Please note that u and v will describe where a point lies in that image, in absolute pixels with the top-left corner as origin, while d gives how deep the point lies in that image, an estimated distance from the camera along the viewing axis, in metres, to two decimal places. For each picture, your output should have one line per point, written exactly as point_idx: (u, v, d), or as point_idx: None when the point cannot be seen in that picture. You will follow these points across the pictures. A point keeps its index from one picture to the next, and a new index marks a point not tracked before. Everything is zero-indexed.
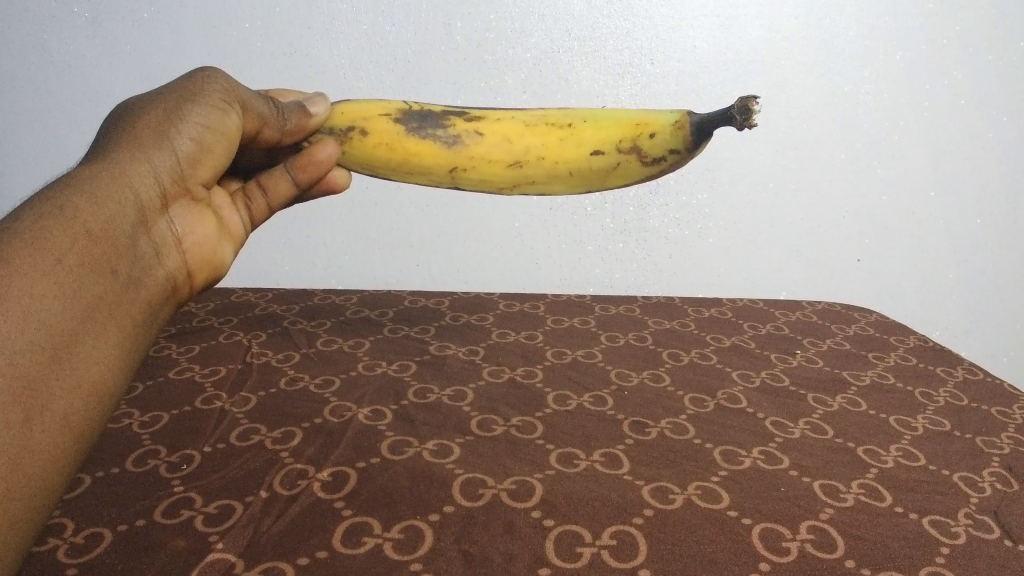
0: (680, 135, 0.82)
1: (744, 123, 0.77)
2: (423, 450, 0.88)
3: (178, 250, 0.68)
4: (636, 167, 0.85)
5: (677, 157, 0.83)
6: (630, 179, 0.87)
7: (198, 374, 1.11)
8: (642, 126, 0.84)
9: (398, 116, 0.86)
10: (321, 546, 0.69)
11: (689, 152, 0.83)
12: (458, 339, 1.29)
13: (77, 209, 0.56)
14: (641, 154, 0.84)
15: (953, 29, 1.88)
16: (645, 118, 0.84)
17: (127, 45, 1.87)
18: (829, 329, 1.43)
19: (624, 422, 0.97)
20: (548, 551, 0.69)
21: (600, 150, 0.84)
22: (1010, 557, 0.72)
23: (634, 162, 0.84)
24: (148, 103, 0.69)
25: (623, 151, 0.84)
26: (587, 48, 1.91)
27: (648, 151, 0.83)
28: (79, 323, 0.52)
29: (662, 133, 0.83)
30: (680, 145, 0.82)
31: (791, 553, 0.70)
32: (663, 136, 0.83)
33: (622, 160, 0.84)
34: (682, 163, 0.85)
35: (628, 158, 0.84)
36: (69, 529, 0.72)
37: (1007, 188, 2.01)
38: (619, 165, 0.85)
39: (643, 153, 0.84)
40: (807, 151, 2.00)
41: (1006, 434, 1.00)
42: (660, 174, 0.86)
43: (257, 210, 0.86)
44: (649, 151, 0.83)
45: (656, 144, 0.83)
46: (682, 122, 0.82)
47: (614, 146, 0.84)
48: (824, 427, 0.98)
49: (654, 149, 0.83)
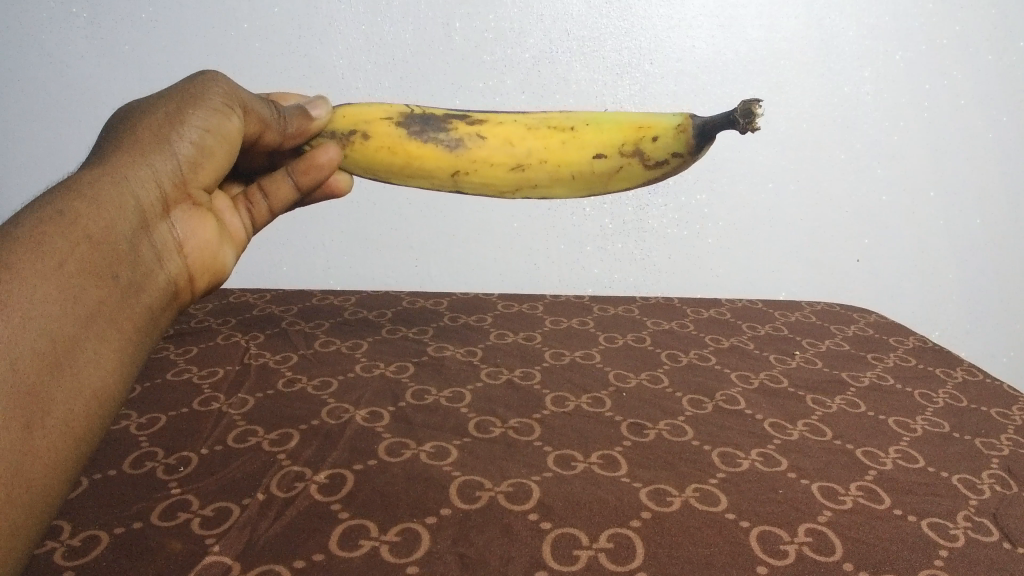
0: (682, 138, 0.82)
1: (748, 126, 0.77)
2: (420, 453, 0.88)
3: (179, 255, 0.68)
4: (638, 170, 0.84)
5: (680, 160, 0.83)
6: (632, 182, 0.86)
7: (196, 376, 1.11)
8: (644, 129, 0.83)
9: (400, 119, 0.86)
10: (318, 549, 0.69)
11: (691, 156, 0.83)
12: (457, 340, 1.29)
13: (77, 214, 0.56)
14: (643, 157, 0.83)
15: (954, 29, 1.88)
16: (648, 121, 0.84)
17: (126, 46, 1.86)
18: (828, 330, 1.43)
19: (622, 425, 0.96)
20: (546, 554, 0.69)
21: (602, 153, 0.84)
22: (1009, 559, 0.72)
23: (637, 165, 0.84)
24: (149, 107, 0.69)
25: (626, 153, 0.83)
26: (586, 48, 1.91)
27: (651, 154, 0.83)
28: (79, 328, 0.52)
29: (665, 136, 0.82)
30: (682, 148, 0.82)
31: (789, 556, 0.70)
32: (665, 139, 0.82)
33: (624, 163, 0.84)
34: (683, 166, 0.85)
35: (630, 161, 0.84)
36: (65, 532, 0.72)
37: (1007, 188, 2.00)
38: (620, 168, 0.84)
39: (646, 156, 0.83)
40: (807, 151, 1.99)
41: (1005, 436, 1.00)
42: (662, 177, 0.86)
43: (259, 214, 0.86)
44: (651, 154, 0.83)
45: (658, 147, 0.83)
46: (684, 125, 0.82)
47: (616, 149, 0.84)
48: (823, 429, 0.98)
49: (656, 152, 0.83)
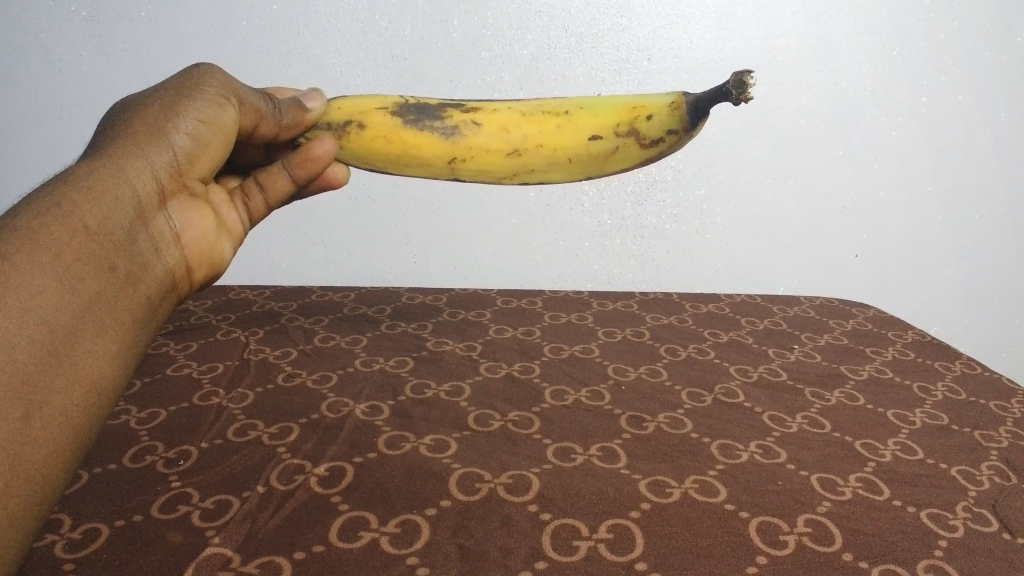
0: (676, 116, 0.83)
1: (741, 98, 0.76)
2: (420, 445, 0.88)
3: (177, 246, 0.67)
4: (634, 151, 0.85)
5: (675, 138, 0.84)
6: (628, 163, 0.87)
7: (196, 372, 1.11)
8: (638, 110, 0.84)
9: (394, 109, 0.86)
10: (318, 540, 0.69)
11: (687, 133, 0.84)
12: (456, 335, 1.29)
13: (74, 205, 0.56)
14: (638, 137, 0.84)
15: (951, 25, 1.88)
16: (641, 102, 0.85)
17: (124, 45, 1.87)
18: (827, 324, 1.43)
19: (621, 417, 0.97)
20: (546, 545, 0.69)
21: (599, 135, 0.85)
22: (1009, 550, 0.72)
23: (632, 145, 0.85)
24: (145, 98, 0.69)
25: (621, 134, 0.84)
26: (585, 44, 1.92)
27: (645, 133, 0.84)
28: (77, 319, 0.52)
29: (659, 115, 0.83)
30: (678, 126, 0.83)
31: (788, 546, 0.70)
32: (660, 118, 0.83)
33: (621, 144, 0.85)
34: (680, 145, 0.86)
35: (626, 141, 0.85)
36: (66, 525, 0.72)
37: (1006, 183, 2.01)
38: (617, 149, 0.85)
39: (640, 135, 0.84)
40: (804, 146, 2.00)
41: (1004, 428, 1.00)
42: (659, 156, 0.86)
43: (255, 208, 0.84)
44: (647, 133, 0.84)
45: (653, 126, 0.84)
46: (677, 103, 0.83)
47: (612, 130, 0.84)
48: (822, 422, 0.98)
49: (652, 131, 0.84)
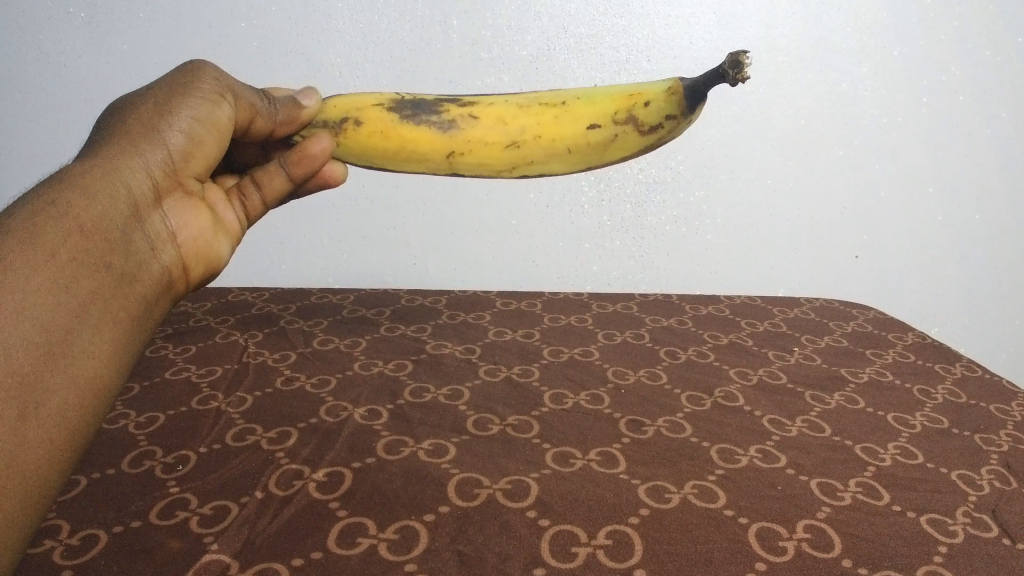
0: (674, 101, 0.82)
1: (737, 77, 0.75)
2: (419, 450, 0.88)
3: (171, 245, 0.67)
4: (633, 138, 0.85)
5: (674, 123, 0.83)
6: (628, 151, 0.86)
7: (194, 376, 1.11)
8: (636, 97, 0.84)
9: (391, 105, 0.86)
10: (316, 547, 0.69)
11: (685, 118, 0.83)
12: (455, 338, 1.29)
13: (69, 204, 0.55)
14: (637, 124, 0.84)
15: (951, 25, 1.87)
16: (638, 89, 0.84)
17: (124, 46, 1.86)
18: (827, 327, 1.42)
19: (620, 422, 0.96)
20: (544, 552, 0.68)
21: (597, 124, 0.84)
22: (1009, 556, 0.71)
23: (631, 133, 0.84)
24: (138, 97, 0.69)
25: (619, 122, 0.84)
26: (585, 45, 1.91)
27: (644, 120, 0.83)
28: (72, 320, 0.52)
29: (656, 101, 0.83)
30: (675, 111, 0.82)
31: (788, 553, 0.70)
32: (657, 104, 0.83)
33: (619, 131, 0.84)
34: (678, 130, 0.85)
35: (625, 129, 0.84)
36: (63, 531, 0.72)
37: (1006, 181, 2.00)
38: (617, 137, 0.85)
39: (639, 123, 0.84)
40: (804, 146, 1.99)
41: (1004, 432, 0.99)
42: (658, 143, 0.86)
43: (253, 207, 0.84)
44: (645, 120, 0.83)
45: (651, 112, 0.83)
46: (675, 88, 0.82)
47: (610, 119, 0.84)
48: (822, 426, 0.98)
49: (650, 117, 0.83)
